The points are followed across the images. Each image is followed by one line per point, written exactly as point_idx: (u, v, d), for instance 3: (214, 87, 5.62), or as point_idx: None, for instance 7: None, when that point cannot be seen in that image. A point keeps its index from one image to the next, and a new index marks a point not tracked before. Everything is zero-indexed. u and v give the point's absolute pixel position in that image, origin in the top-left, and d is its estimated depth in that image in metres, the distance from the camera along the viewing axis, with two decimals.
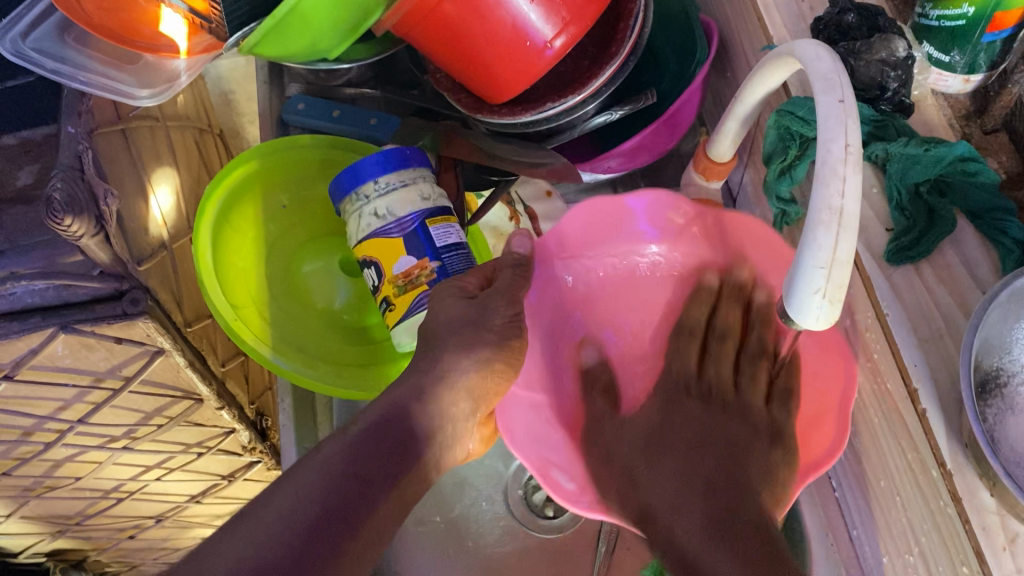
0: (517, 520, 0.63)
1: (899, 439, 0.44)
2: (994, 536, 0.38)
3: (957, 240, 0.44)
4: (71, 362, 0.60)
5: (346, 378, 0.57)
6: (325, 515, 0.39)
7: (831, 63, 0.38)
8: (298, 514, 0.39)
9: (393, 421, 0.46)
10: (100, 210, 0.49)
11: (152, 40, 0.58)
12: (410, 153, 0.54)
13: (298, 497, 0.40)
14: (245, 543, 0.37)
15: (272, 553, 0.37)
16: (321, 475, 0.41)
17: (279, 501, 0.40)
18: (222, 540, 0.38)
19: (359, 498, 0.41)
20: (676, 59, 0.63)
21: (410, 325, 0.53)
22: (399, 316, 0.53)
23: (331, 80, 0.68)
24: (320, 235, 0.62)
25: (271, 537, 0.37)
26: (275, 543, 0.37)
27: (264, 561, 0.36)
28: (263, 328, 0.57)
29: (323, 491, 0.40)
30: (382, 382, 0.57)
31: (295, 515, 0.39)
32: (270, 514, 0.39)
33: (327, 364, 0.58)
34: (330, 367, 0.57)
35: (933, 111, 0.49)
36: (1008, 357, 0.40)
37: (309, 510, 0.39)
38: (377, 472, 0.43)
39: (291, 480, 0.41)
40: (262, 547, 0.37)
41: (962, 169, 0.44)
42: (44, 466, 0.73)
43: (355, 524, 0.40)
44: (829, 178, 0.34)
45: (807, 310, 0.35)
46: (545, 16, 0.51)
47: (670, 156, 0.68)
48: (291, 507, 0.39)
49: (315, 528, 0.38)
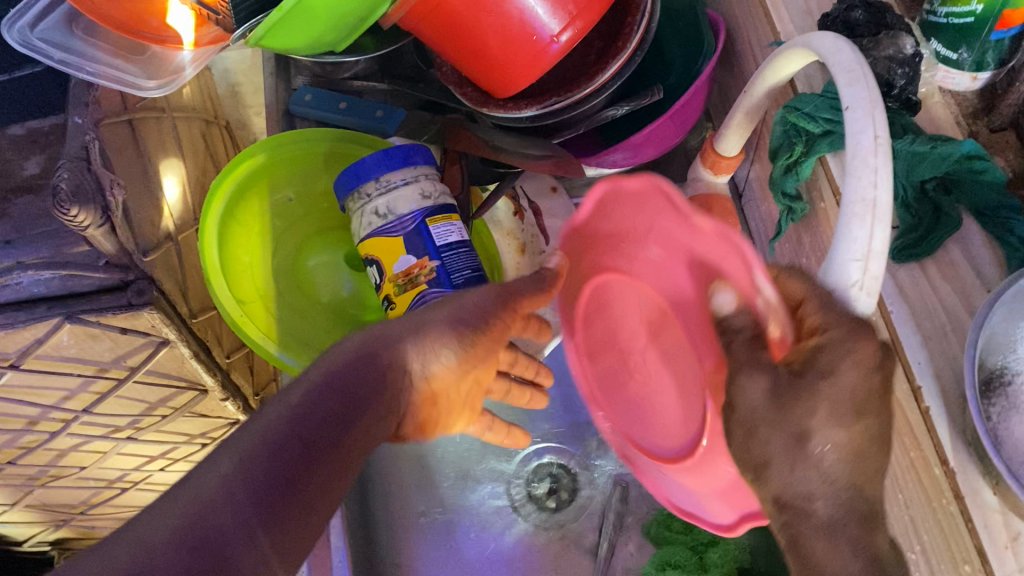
0: (520, 515, 0.64)
1: (902, 436, 0.44)
2: (996, 534, 0.38)
3: (963, 237, 0.45)
4: (76, 352, 0.60)
5: None
6: (270, 481, 0.36)
7: (852, 54, 0.36)
8: (239, 480, 0.36)
9: (340, 385, 0.42)
10: (106, 201, 0.49)
11: (159, 31, 0.58)
12: (410, 150, 0.54)
13: (240, 463, 0.36)
14: (187, 508, 0.34)
15: (214, 525, 0.34)
16: (261, 440, 0.37)
17: (219, 471, 0.36)
18: (160, 513, 0.34)
19: (310, 459, 0.38)
20: (683, 54, 0.63)
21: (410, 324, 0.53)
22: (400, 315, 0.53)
23: (338, 72, 0.67)
24: (330, 227, 0.61)
25: (214, 505, 0.34)
26: (220, 511, 0.34)
27: (214, 527, 0.34)
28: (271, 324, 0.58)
29: (267, 455, 0.37)
30: None
31: (238, 482, 0.35)
32: (207, 480, 0.35)
33: None
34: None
35: (941, 109, 0.49)
36: (1013, 356, 0.39)
37: (254, 477, 0.36)
38: (326, 437, 0.39)
39: (227, 448, 0.37)
40: (201, 517, 0.34)
41: (969, 166, 0.44)
42: (48, 456, 0.73)
43: (309, 486, 0.37)
44: (861, 169, 0.32)
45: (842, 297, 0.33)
46: (552, 11, 0.51)
47: (676, 152, 0.68)
48: (235, 469, 0.36)
49: (258, 494, 0.35)
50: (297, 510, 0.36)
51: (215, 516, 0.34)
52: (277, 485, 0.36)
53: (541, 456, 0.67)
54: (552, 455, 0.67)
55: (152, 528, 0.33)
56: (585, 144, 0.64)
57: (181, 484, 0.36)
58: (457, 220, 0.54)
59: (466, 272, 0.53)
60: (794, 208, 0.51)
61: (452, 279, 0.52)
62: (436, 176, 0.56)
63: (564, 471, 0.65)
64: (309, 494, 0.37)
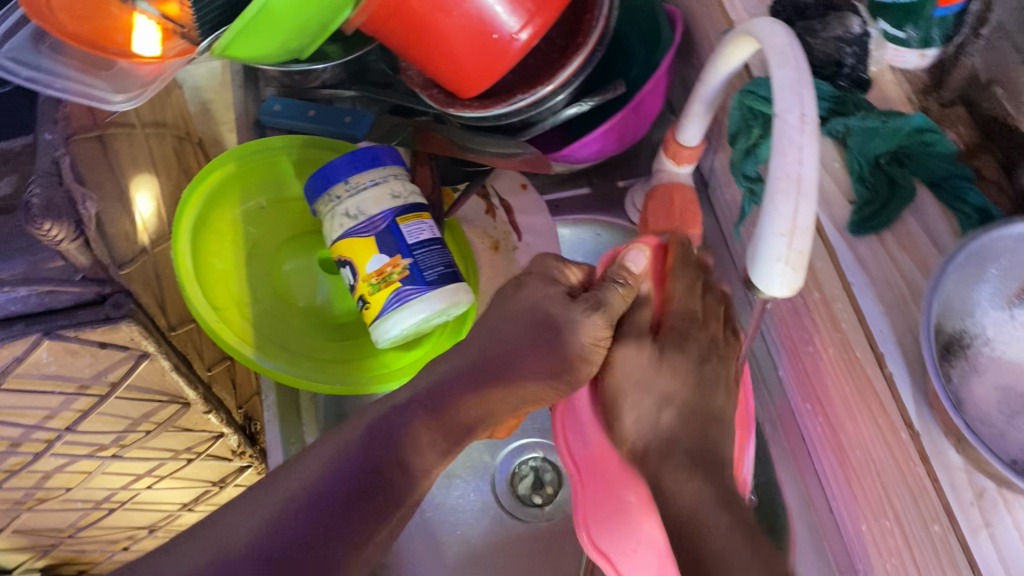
0: (505, 510, 0.64)
1: (869, 405, 0.44)
2: (963, 491, 0.39)
3: (919, 209, 0.46)
4: (56, 369, 0.60)
5: (331, 374, 0.57)
6: (344, 498, 0.41)
7: (785, 37, 0.40)
8: (263, 542, 0.38)
9: (376, 449, 0.44)
10: (79, 215, 0.50)
11: (125, 47, 0.58)
12: (380, 151, 0.55)
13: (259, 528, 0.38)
14: (271, 510, 0.40)
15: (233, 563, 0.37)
16: (334, 458, 0.42)
17: (235, 524, 0.39)
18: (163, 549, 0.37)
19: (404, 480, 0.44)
20: (643, 48, 0.64)
21: (383, 325, 0.53)
22: (375, 314, 0.53)
23: (307, 82, 0.69)
24: (301, 233, 0.63)
25: (290, 516, 0.39)
26: (296, 519, 0.39)
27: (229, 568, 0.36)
28: (245, 329, 0.57)
29: (347, 468, 0.42)
30: (366, 376, 0.58)
31: (268, 535, 0.38)
32: (241, 528, 0.38)
33: (311, 362, 0.58)
34: (315, 364, 0.58)
35: (893, 87, 0.51)
36: (970, 320, 0.42)
37: (345, 479, 0.42)
38: (370, 495, 0.42)
39: (312, 457, 0.43)
40: (222, 558, 0.37)
41: (920, 140, 0.46)
42: (34, 478, 0.73)
43: (377, 507, 0.41)
44: (787, 147, 0.37)
45: (771, 277, 0.39)
46: (511, 9, 0.52)
47: (643, 145, 0.69)
48: (317, 482, 0.41)
49: (326, 512, 0.40)
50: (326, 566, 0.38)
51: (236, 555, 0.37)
52: (354, 497, 0.41)
53: (524, 453, 0.67)
54: (535, 451, 0.67)
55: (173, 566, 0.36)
56: (550, 140, 0.65)
57: (270, 487, 0.41)
58: (428, 219, 0.55)
59: (438, 268, 0.53)
60: (754, 189, 0.52)
61: (426, 275, 0.53)
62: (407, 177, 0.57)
63: (548, 465, 0.66)
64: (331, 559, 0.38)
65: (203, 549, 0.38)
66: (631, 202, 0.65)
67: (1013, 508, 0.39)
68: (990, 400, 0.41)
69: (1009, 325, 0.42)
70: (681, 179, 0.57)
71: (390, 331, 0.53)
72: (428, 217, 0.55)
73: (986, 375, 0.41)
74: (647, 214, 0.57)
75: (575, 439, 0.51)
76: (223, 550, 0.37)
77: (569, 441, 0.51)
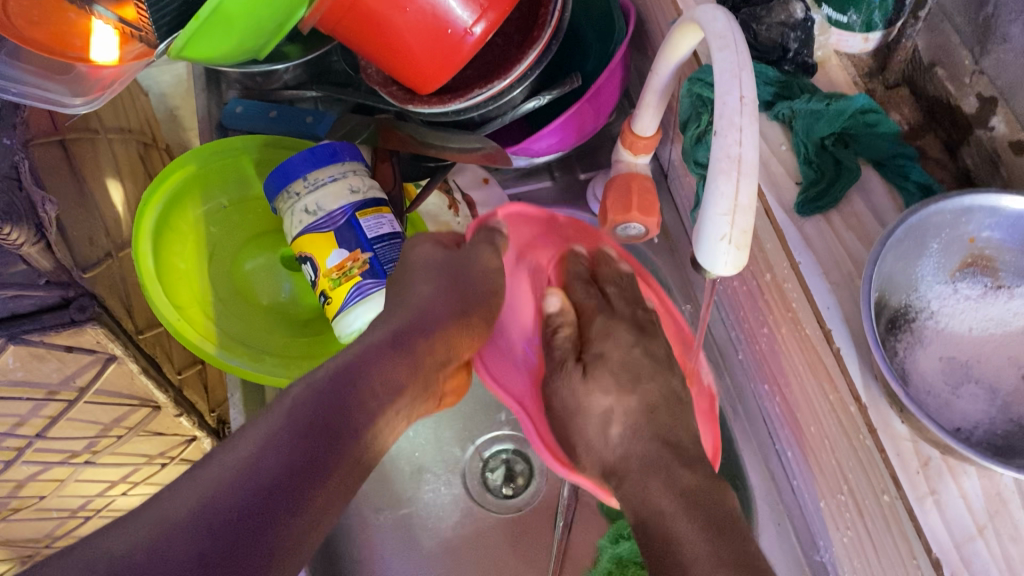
0: (475, 501, 0.65)
1: (821, 382, 0.45)
2: (908, 461, 0.40)
3: (864, 188, 0.47)
4: (23, 375, 0.59)
5: (294, 370, 0.58)
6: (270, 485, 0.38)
7: (726, 22, 0.41)
8: (200, 515, 0.35)
9: (328, 413, 0.42)
10: (39, 219, 0.51)
11: (82, 51, 0.59)
12: (338, 147, 0.55)
13: (200, 503, 0.36)
14: (202, 489, 0.36)
15: (173, 539, 0.34)
16: (263, 444, 0.39)
17: (174, 498, 0.36)
18: None
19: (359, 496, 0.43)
20: (597, 40, 0.65)
21: (346, 320, 0.53)
22: (337, 309, 0.54)
23: (268, 84, 0.70)
24: (263, 232, 0.63)
25: (228, 487, 0.37)
26: (229, 497, 0.36)
27: (168, 547, 0.34)
28: (207, 328, 0.58)
29: (278, 456, 0.39)
30: None
31: (208, 508, 0.36)
32: (183, 497, 0.36)
33: (275, 358, 0.58)
34: (280, 360, 0.58)
35: (838, 72, 0.52)
36: (915, 295, 0.44)
37: (280, 456, 0.39)
38: (316, 467, 0.39)
39: (242, 434, 0.40)
40: (161, 533, 0.34)
41: (863, 121, 0.47)
42: (6, 488, 0.71)
43: (306, 491, 0.38)
44: (727, 129, 0.38)
45: (716, 258, 0.40)
46: (464, 4, 0.52)
47: (603, 138, 0.70)
48: (242, 466, 0.38)
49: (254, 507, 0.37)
50: (265, 546, 0.36)
51: (178, 530, 0.34)
52: (283, 481, 0.38)
53: (493, 445, 0.67)
54: (504, 443, 0.67)
55: (119, 533, 0.34)
56: (513, 134, 0.66)
57: (188, 476, 0.37)
58: (388, 213, 0.56)
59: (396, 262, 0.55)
60: (705, 175, 0.53)
61: (386, 269, 0.54)
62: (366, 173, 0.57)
63: (519, 457, 0.67)
64: (271, 540, 0.36)
65: (135, 529, 0.34)
66: (591, 193, 0.66)
67: (959, 476, 0.39)
68: (935, 370, 0.42)
69: (952, 298, 0.43)
70: (638, 168, 0.57)
71: (353, 325, 0.53)
72: (388, 211, 0.57)
73: (931, 347, 0.42)
74: (605, 204, 0.57)
75: (500, 368, 0.53)
76: (170, 523, 0.35)
77: (496, 374, 0.53)
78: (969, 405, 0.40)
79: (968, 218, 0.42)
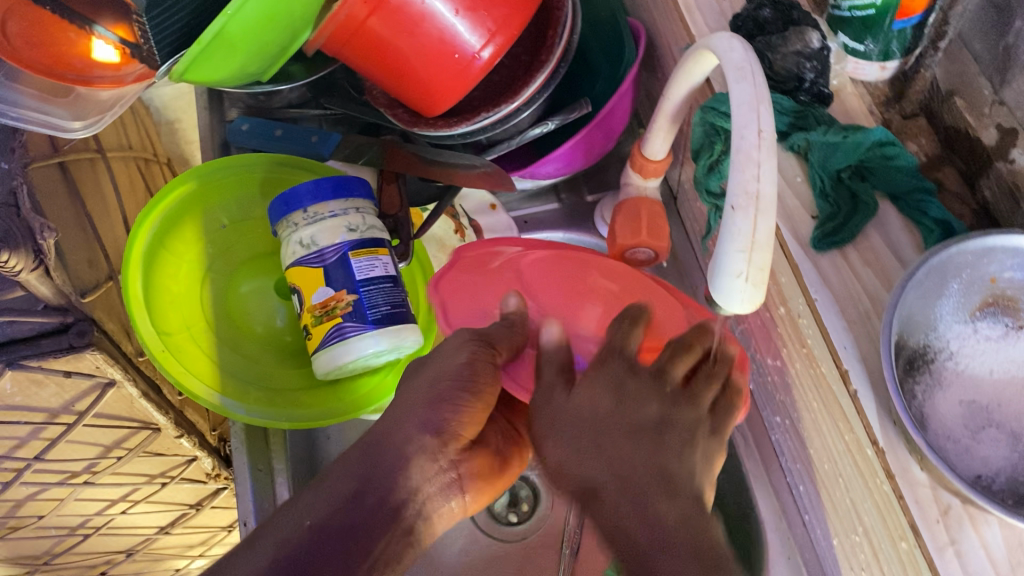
0: (481, 529, 0.64)
1: (836, 421, 0.44)
2: (927, 508, 0.39)
3: (881, 222, 0.46)
4: (21, 400, 0.58)
5: (281, 409, 0.58)
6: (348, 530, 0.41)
7: (743, 52, 0.40)
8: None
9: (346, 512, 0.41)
10: (38, 245, 0.49)
11: (83, 71, 0.57)
12: (342, 181, 0.54)
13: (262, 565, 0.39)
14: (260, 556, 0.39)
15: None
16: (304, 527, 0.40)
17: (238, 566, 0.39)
18: None
19: (365, 530, 0.42)
20: (607, 63, 0.64)
21: (329, 357, 0.53)
22: (317, 345, 0.54)
23: (272, 102, 0.69)
24: (263, 253, 0.62)
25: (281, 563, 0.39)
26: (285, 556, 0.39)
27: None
28: (192, 354, 0.57)
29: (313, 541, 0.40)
30: (314, 411, 0.58)
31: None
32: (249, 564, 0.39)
33: (263, 393, 0.58)
34: (267, 393, 0.58)
35: (855, 100, 0.50)
36: (934, 334, 0.42)
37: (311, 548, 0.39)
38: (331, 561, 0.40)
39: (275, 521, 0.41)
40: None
41: (880, 153, 0.46)
42: (5, 507, 0.70)
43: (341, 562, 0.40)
44: (745, 163, 0.37)
45: (732, 293, 0.38)
46: (472, 27, 0.51)
47: (612, 158, 0.69)
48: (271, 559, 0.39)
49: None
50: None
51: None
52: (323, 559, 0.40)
53: None
54: None
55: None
56: (517, 157, 0.65)
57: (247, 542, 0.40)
58: (384, 255, 0.55)
59: (384, 307, 0.53)
60: (716, 203, 0.53)
61: (371, 313, 0.53)
62: (371, 211, 0.56)
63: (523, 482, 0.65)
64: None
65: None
66: (599, 216, 0.65)
67: (979, 525, 0.38)
68: (955, 414, 0.41)
69: (972, 338, 0.42)
70: (647, 192, 0.56)
71: (331, 362, 0.54)
72: (385, 254, 0.55)
73: (951, 390, 0.41)
74: (614, 228, 0.56)
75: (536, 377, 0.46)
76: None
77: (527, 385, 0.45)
78: (991, 451, 0.39)
79: (988, 258, 0.41)
